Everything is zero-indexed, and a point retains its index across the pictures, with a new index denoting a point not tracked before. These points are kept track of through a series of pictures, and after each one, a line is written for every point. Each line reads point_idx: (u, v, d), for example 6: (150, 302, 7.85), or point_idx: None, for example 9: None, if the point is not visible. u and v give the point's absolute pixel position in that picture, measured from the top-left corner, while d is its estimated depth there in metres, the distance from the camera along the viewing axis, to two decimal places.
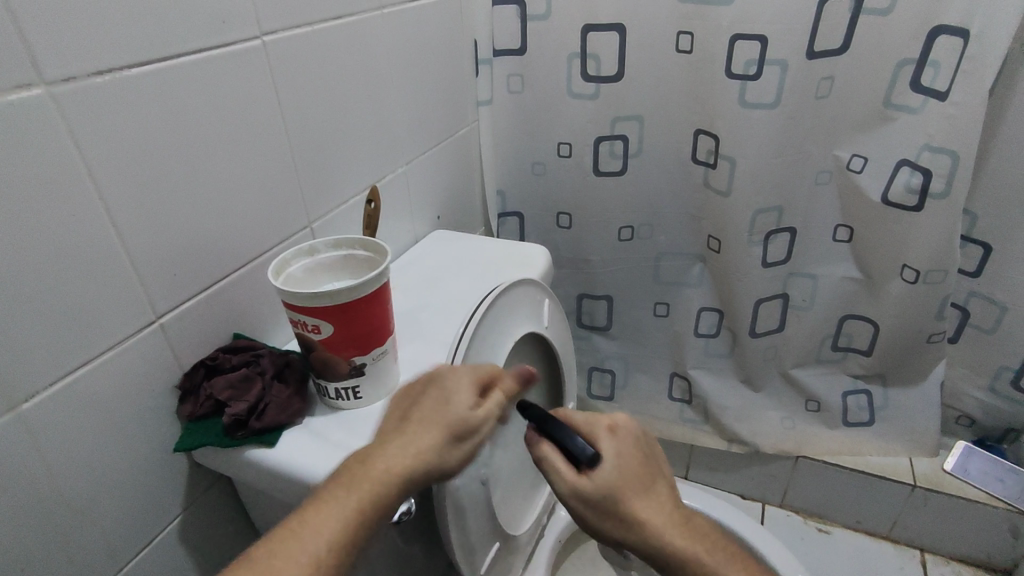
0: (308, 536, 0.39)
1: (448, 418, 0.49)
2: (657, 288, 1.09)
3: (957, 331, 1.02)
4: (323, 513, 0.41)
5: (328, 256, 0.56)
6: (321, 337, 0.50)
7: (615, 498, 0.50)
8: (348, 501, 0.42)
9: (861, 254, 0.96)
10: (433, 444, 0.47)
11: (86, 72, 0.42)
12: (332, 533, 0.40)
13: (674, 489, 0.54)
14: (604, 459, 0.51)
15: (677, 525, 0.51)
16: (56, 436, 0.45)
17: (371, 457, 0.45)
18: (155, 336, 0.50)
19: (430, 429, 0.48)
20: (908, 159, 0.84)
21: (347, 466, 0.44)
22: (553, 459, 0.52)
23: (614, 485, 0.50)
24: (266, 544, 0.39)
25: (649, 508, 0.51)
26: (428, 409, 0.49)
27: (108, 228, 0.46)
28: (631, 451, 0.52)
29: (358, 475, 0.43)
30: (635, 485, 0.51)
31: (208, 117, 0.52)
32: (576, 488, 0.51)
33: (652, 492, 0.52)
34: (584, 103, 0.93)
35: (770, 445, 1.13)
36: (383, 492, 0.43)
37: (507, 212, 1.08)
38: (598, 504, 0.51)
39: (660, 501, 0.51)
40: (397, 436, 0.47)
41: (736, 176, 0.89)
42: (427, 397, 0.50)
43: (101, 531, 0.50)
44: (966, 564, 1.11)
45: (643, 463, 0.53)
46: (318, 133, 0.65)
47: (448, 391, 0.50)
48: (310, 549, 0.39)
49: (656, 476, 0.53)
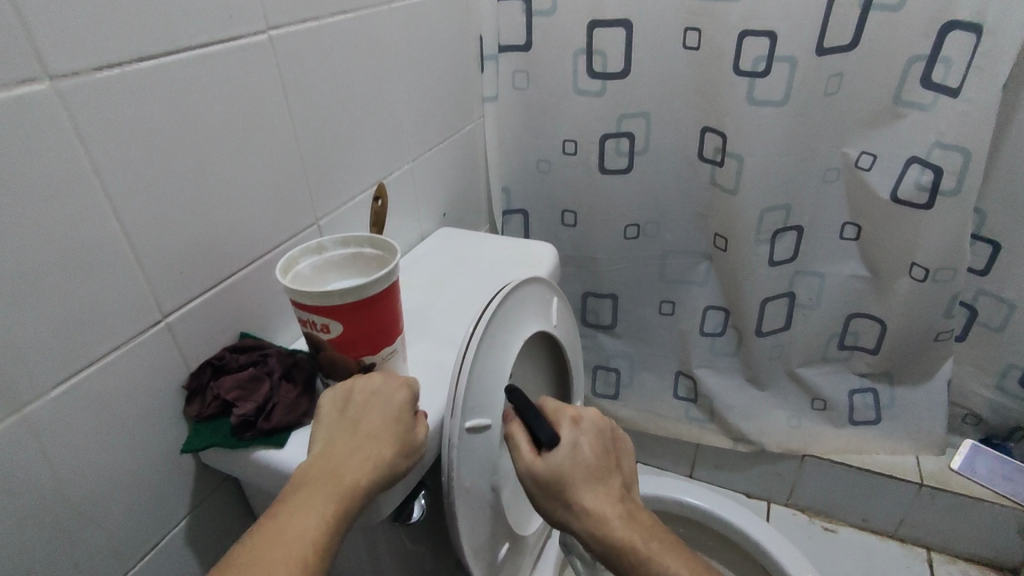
0: (287, 541, 0.39)
1: (401, 426, 0.49)
2: (663, 286, 1.08)
3: (964, 329, 1.02)
4: (298, 519, 0.40)
5: (336, 254, 0.55)
6: (330, 336, 0.50)
7: (566, 483, 0.54)
8: (321, 508, 0.42)
9: (870, 252, 0.95)
10: (395, 453, 0.47)
11: (91, 67, 0.41)
12: (307, 541, 0.40)
13: (626, 484, 0.58)
14: (561, 445, 0.55)
15: (623, 519, 0.54)
16: (62, 437, 0.44)
17: (335, 466, 0.44)
18: (162, 336, 0.50)
19: (382, 438, 0.47)
20: (918, 157, 0.84)
21: (312, 474, 0.44)
22: (516, 439, 0.57)
23: (568, 471, 0.54)
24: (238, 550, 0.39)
25: (596, 498, 0.54)
26: (377, 416, 0.48)
27: (115, 228, 0.45)
28: (589, 442, 0.56)
29: (328, 484, 0.43)
30: (586, 474, 0.55)
31: (215, 113, 0.51)
32: (532, 468, 0.55)
33: (602, 484, 0.55)
34: (590, 99, 0.92)
35: (776, 445, 1.13)
36: (350, 502, 0.43)
37: (512, 210, 1.07)
38: (549, 485, 0.55)
39: (610, 494, 0.55)
40: (353, 447, 0.46)
41: (744, 174, 0.89)
42: (369, 404, 0.49)
43: (108, 533, 0.49)
44: (973, 563, 1.11)
45: (601, 456, 0.56)
46: (324, 129, 0.64)
47: (394, 398, 0.49)
48: (287, 555, 0.39)
49: (610, 471, 0.56)
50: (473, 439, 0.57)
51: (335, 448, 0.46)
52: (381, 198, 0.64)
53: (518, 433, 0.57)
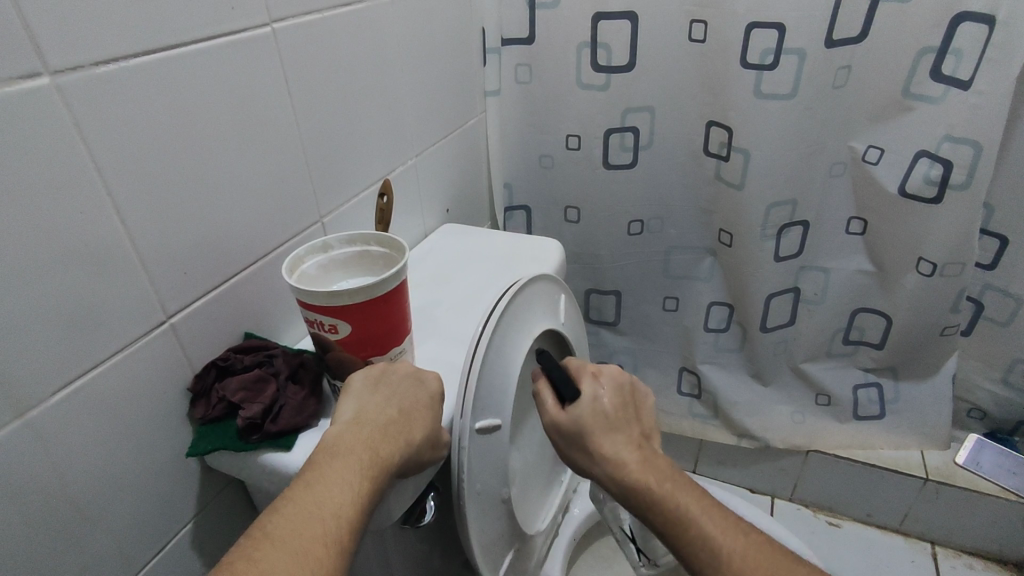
0: (324, 514, 0.38)
1: (429, 410, 0.50)
2: (667, 282, 1.07)
3: (970, 323, 1.02)
4: (336, 492, 0.40)
5: (342, 252, 0.54)
6: (338, 336, 0.48)
7: (587, 432, 0.54)
8: (359, 484, 0.41)
9: (875, 247, 0.95)
10: (424, 436, 0.48)
11: (90, 62, 0.40)
12: (344, 517, 0.39)
13: (647, 435, 0.57)
14: (583, 397, 0.56)
15: (643, 462, 0.53)
16: (67, 441, 0.43)
17: (370, 440, 0.44)
18: (166, 337, 0.49)
19: (413, 421, 0.48)
20: (927, 151, 0.83)
21: (346, 445, 0.43)
22: (541, 395, 0.58)
23: (588, 421, 0.55)
24: (271, 520, 0.37)
25: (614, 444, 0.54)
26: (409, 397, 0.49)
27: (118, 225, 0.43)
28: (610, 395, 0.57)
29: (363, 458, 0.43)
30: (607, 424, 0.55)
31: (219, 109, 0.50)
32: (556, 421, 0.56)
33: (622, 432, 0.55)
34: (594, 93, 0.91)
35: (781, 440, 1.12)
36: (383, 477, 0.43)
37: (514, 206, 1.06)
38: (571, 436, 0.55)
39: (630, 442, 0.54)
40: (386, 421, 0.46)
41: (750, 169, 0.88)
42: (402, 384, 0.49)
43: (114, 538, 0.48)
44: (976, 556, 1.11)
45: (622, 407, 0.57)
46: (327, 124, 0.62)
47: (427, 384, 0.51)
48: (326, 530, 0.38)
49: (630, 422, 0.56)
50: (482, 439, 0.56)
51: (367, 419, 0.46)
52: (387, 194, 0.63)
53: (543, 390, 0.58)
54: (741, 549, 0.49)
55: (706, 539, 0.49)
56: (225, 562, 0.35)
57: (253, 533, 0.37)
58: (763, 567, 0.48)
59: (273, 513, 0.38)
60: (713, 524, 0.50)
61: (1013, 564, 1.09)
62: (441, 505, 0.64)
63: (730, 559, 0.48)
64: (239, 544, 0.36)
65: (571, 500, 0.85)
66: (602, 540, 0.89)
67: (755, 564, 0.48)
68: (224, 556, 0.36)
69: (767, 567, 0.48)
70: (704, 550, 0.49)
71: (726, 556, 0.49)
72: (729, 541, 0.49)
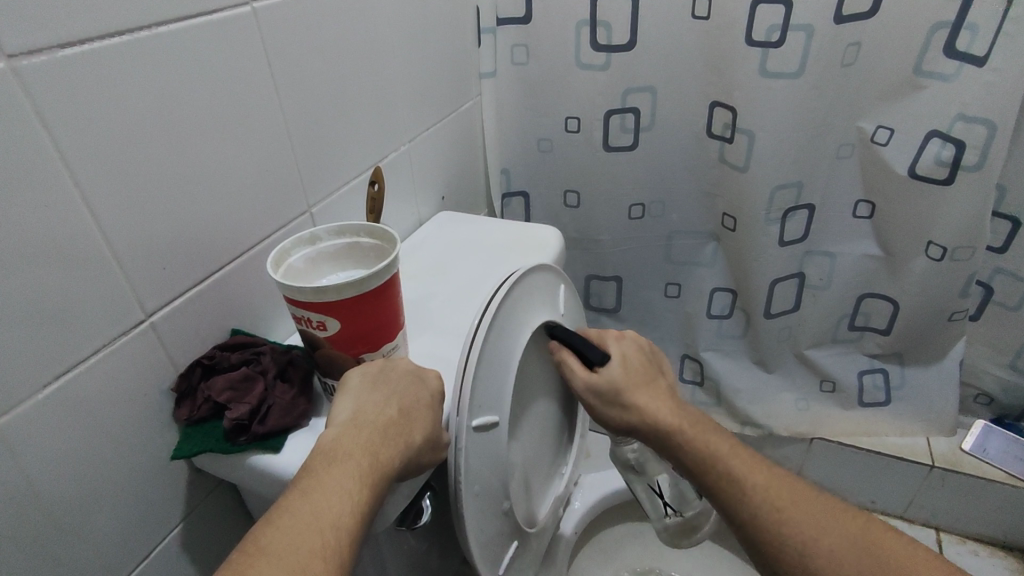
0: (321, 526, 0.36)
1: (430, 410, 0.48)
2: (668, 268, 1.05)
3: (979, 308, 0.99)
4: (334, 501, 0.38)
5: (331, 244, 0.52)
6: (327, 333, 0.46)
7: (623, 389, 0.56)
8: (358, 491, 0.39)
9: (883, 231, 0.92)
10: (424, 438, 0.46)
11: (53, 45, 0.37)
12: (343, 528, 0.37)
13: (674, 388, 0.60)
14: (612, 358, 0.58)
15: (676, 411, 0.55)
16: (40, 449, 0.41)
17: (369, 442, 0.42)
18: (145, 337, 0.46)
19: (414, 420, 0.46)
20: (939, 130, 0.80)
21: (344, 449, 0.41)
22: (568, 362, 0.60)
23: (622, 380, 0.57)
24: (264, 536, 0.35)
25: (652, 398, 0.56)
26: (408, 396, 0.47)
27: (88, 218, 0.41)
28: (636, 354, 0.59)
29: (363, 462, 0.41)
30: (640, 381, 0.57)
31: (197, 94, 0.47)
32: (589, 383, 0.58)
33: (656, 387, 0.57)
34: (594, 74, 0.88)
35: (784, 428, 1.11)
36: (382, 482, 0.41)
37: (512, 192, 1.03)
38: (607, 397, 0.57)
39: (664, 394, 0.57)
40: (385, 422, 0.44)
41: (755, 150, 0.85)
42: (401, 382, 0.47)
43: (96, 547, 0.47)
44: (981, 542, 1.11)
45: (649, 364, 0.59)
46: (314, 108, 0.60)
47: (426, 383, 0.49)
48: (325, 543, 0.36)
49: (659, 377, 0.59)
50: (480, 438, 0.54)
51: (365, 420, 0.44)
52: (378, 182, 0.58)
53: (569, 356, 0.60)
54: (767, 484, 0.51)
55: (733, 476, 0.52)
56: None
57: (245, 548, 0.35)
58: (790, 498, 0.50)
59: (267, 527, 0.36)
60: (740, 464, 0.52)
61: (1017, 550, 1.09)
62: (438, 505, 0.63)
63: (757, 494, 0.50)
64: (231, 561, 0.34)
65: (572, 493, 0.83)
66: (605, 532, 0.89)
67: (782, 496, 0.50)
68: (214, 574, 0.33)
69: (793, 501, 0.50)
70: (731, 489, 0.52)
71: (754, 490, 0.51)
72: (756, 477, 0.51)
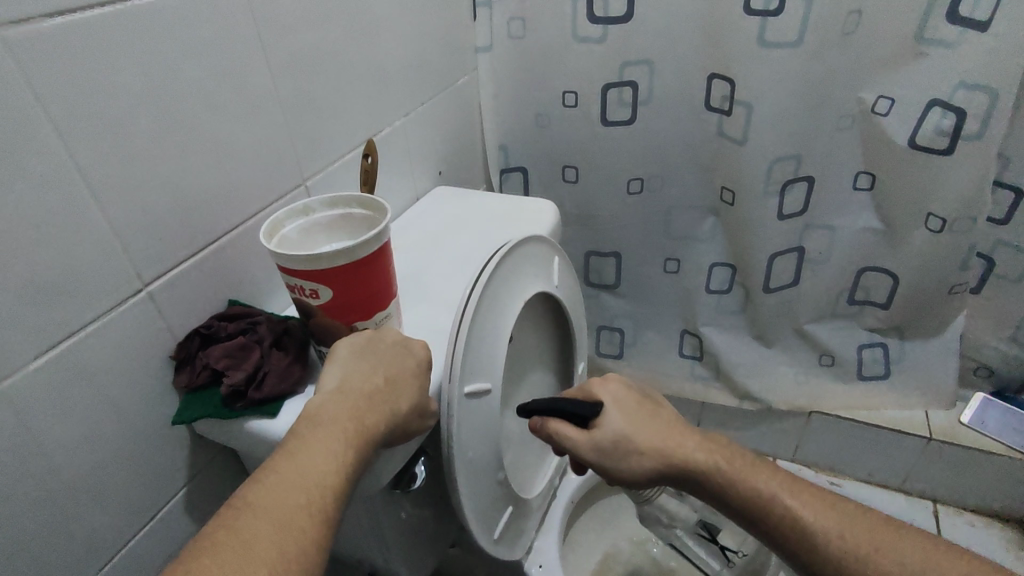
0: (306, 484, 0.38)
1: (418, 378, 0.49)
2: (667, 243, 1.05)
3: (979, 281, 0.99)
4: (320, 461, 0.39)
5: (324, 215, 0.53)
6: (319, 301, 0.47)
7: (630, 435, 0.56)
8: (343, 453, 0.41)
9: (883, 203, 0.91)
10: (410, 405, 0.47)
11: (40, 14, 0.38)
12: (328, 487, 0.39)
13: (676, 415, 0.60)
14: (607, 406, 0.57)
15: (694, 445, 0.56)
16: (43, 411, 0.42)
17: (354, 409, 0.44)
18: (143, 305, 0.48)
19: (402, 388, 0.47)
20: (940, 99, 0.79)
21: (330, 414, 0.42)
22: (561, 430, 0.57)
23: (625, 427, 0.56)
24: (252, 493, 0.37)
25: (661, 436, 0.56)
26: (395, 365, 0.48)
27: (83, 189, 0.42)
28: (627, 393, 0.59)
29: (348, 428, 0.42)
30: (642, 421, 0.57)
31: (187, 65, 0.47)
32: (594, 442, 0.56)
33: (659, 423, 0.57)
34: (590, 47, 0.87)
35: (783, 401, 1.12)
36: (366, 445, 0.43)
37: (510, 168, 1.03)
38: (616, 450, 0.56)
39: (671, 428, 0.57)
40: (371, 389, 0.45)
41: (753, 123, 0.84)
42: (389, 352, 0.48)
43: (102, 508, 0.48)
44: (978, 513, 1.12)
45: (642, 403, 0.59)
46: (306, 82, 0.60)
47: (414, 352, 0.50)
48: (310, 500, 0.37)
49: (655, 408, 0.59)
50: (473, 405, 0.56)
51: (351, 387, 0.45)
52: (371, 154, 0.58)
53: (561, 425, 0.57)
54: (838, 526, 0.50)
55: (801, 522, 0.51)
56: (203, 533, 0.34)
57: (234, 503, 0.36)
58: (856, 533, 0.49)
59: (254, 484, 0.37)
60: (811, 511, 0.51)
61: (1014, 521, 1.10)
62: (432, 473, 0.64)
63: (824, 533, 0.50)
64: (219, 515, 0.35)
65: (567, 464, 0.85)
66: (602, 502, 0.90)
67: (849, 535, 0.49)
68: (202, 527, 0.35)
69: (870, 541, 0.49)
70: (803, 538, 0.51)
71: (834, 539, 0.49)
72: (824, 519, 0.51)
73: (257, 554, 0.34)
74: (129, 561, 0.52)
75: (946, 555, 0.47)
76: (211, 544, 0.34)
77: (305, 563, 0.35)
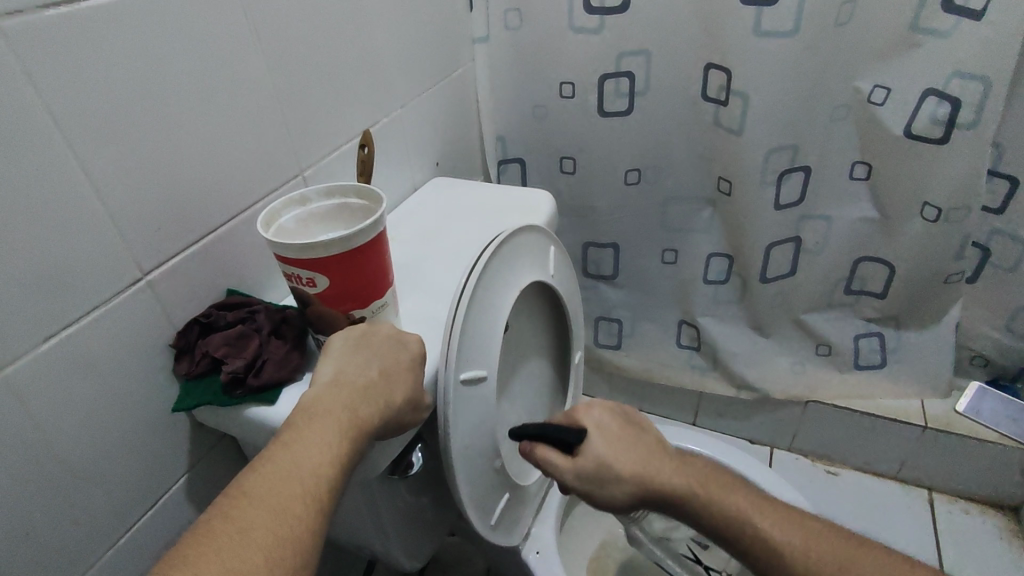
0: (302, 474, 0.39)
1: (412, 371, 0.49)
2: (665, 234, 1.05)
3: (975, 271, 0.99)
4: (314, 452, 0.40)
5: (321, 205, 0.53)
6: (316, 290, 0.48)
7: (610, 461, 0.56)
8: (337, 444, 0.41)
9: (879, 192, 0.91)
10: (405, 397, 0.48)
11: (37, 5, 0.38)
12: (323, 477, 0.39)
13: (658, 438, 0.61)
14: (590, 431, 0.58)
15: (672, 469, 0.57)
16: (46, 398, 0.43)
17: (349, 401, 0.44)
18: (143, 294, 0.48)
19: (396, 381, 0.48)
20: (936, 88, 0.79)
21: (324, 406, 0.43)
22: (546, 456, 0.58)
23: (607, 452, 0.56)
24: (248, 482, 0.37)
25: (639, 460, 0.57)
26: (390, 358, 0.49)
27: (82, 180, 0.43)
28: (610, 418, 0.60)
29: (342, 420, 0.43)
30: (623, 445, 0.57)
31: (182, 56, 0.48)
32: (577, 468, 0.56)
33: (639, 447, 0.58)
34: (586, 37, 0.87)
35: (780, 391, 1.13)
36: (360, 437, 0.44)
37: (508, 159, 1.04)
38: (597, 476, 0.56)
39: (651, 453, 0.58)
40: (366, 382, 0.46)
41: (749, 113, 0.85)
42: (384, 345, 0.49)
43: (105, 494, 0.49)
44: (973, 501, 1.13)
45: (624, 427, 0.60)
46: (302, 73, 0.60)
47: (408, 346, 0.50)
48: (305, 489, 0.38)
49: (636, 432, 0.60)
50: (469, 394, 0.56)
51: (346, 379, 0.46)
52: (367, 145, 0.58)
53: (546, 450, 0.58)
54: (805, 542, 0.52)
55: (771, 541, 0.52)
56: (201, 520, 0.35)
57: (231, 492, 0.37)
58: (826, 553, 0.51)
59: (250, 474, 0.38)
60: (783, 533, 0.53)
61: (1009, 508, 1.11)
62: (430, 460, 0.65)
63: (795, 554, 0.51)
64: (216, 503, 0.36)
65: None
66: None
67: (819, 556, 0.51)
68: (201, 515, 0.36)
69: (837, 559, 0.50)
70: (775, 561, 0.52)
71: (804, 561, 0.51)
72: (792, 537, 0.52)
73: (253, 540, 0.35)
74: (133, 545, 0.53)
75: (902, 569, 0.49)
76: (209, 532, 0.34)
77: (299, 552, 0.36)
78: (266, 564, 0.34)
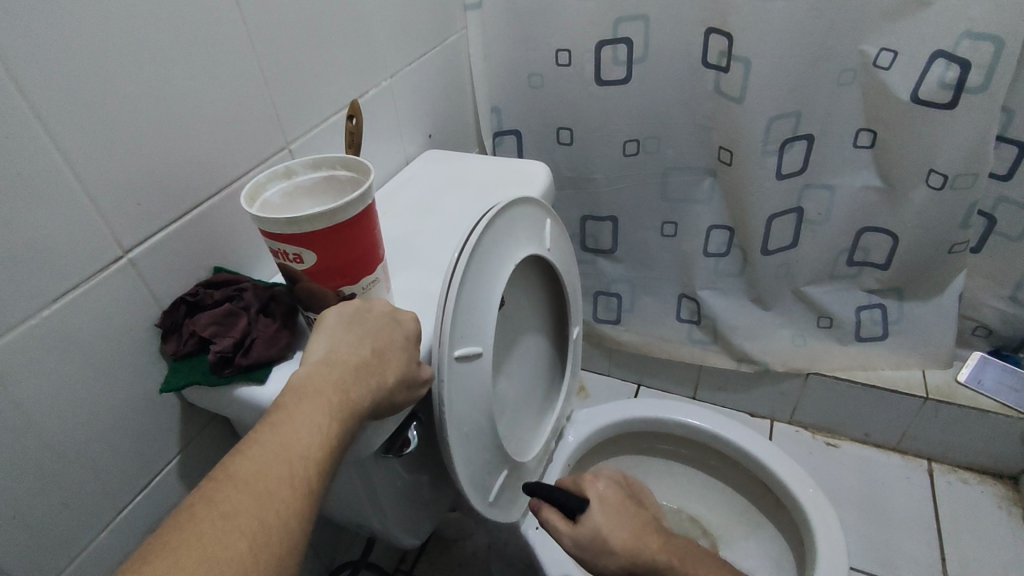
0: (290, 457, 0.38)
1: (406, 350, 0.48)
2: (664, 206, 1.03)
3: (980, 240, 0.97)
4: (303, 434, 0.39)
5: (307, 178, 0.51)
6: (304, 266, 0.46)
7: (604, 534, 0.56)
8: (326, 425, 0.40)
9: (883, 161, 0.89)
10: (398, 377, 0.47)
11: None
12: (311, 460, 0.38)
13: (656, 518, 0.62)
14: (591, 501, 0.59)
15: (662, 547, 0.57)
16: (27, 379, 0.42)
17: (340, 380, 0.43)
18: (125, 273, 0.47)
19: (389, 361, 0.47)
20: (945, 51, 0.76)
21: (314, 385, 0.42)
22: (549, 519, 0.60)
23: (603, 523, 0.57)
24: (233, 465, 0.36)
25: (632, 534, 0.57)
26: (384, 336, 0.47)
27: (55, 153, 0.41)
28: (612, 490, 0.61)
29: (333, 400, 0.42)
30: (619, 517, 0.58)
31: (156, 21, 0.45)
32: (573, 535, 0.57)
33: (634, 520, 0.58)
34: (583, 3, 0.84)
35: (781, 363, 1.12)
36: (351, 418, 0.43)
37: (504, 131, 1.02)
38: (591, 546, 0.57)
39: (644, 528, 0.58)
40: (358, 361, 0.45)
41: (750, 79, 0.82)
42: (378, 323, 0.48)
43: (95, 475, 0.49)
44: (973, 471, 1.13)
45: (625, 499, 0.61)
46: (284, 40, 0.58)
47: (402, 325, 0.49)
48: (292, 472, 0.37)
49: (635, 506, 0.60)
50: (463, 371, 0.55)
51: (338, 357, 0.44)
52: (355, 115, 0.56)
53: (550, 513, 0.60)
54: None
55: None
56: (184, 504, 0.34)
57: (215, 476, 0.36)
58: None
59: (237, 457, 0.37)
60: None
61: (1008, 477, 1.11)
62: (425, 437, 0.64)
63: None
64: (200, 487, 0.35)
65: (563, 427, 0.86)
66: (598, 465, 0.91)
67: None
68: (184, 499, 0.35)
69: None
70: None
71: None
72: None
73: (237, 525, 0.34)
74: (128, 525, 0.53)
75: None
76: (191, 516, 0.34)
77: (285, 536, 0.35)
78: (250, 550, 0.33)
